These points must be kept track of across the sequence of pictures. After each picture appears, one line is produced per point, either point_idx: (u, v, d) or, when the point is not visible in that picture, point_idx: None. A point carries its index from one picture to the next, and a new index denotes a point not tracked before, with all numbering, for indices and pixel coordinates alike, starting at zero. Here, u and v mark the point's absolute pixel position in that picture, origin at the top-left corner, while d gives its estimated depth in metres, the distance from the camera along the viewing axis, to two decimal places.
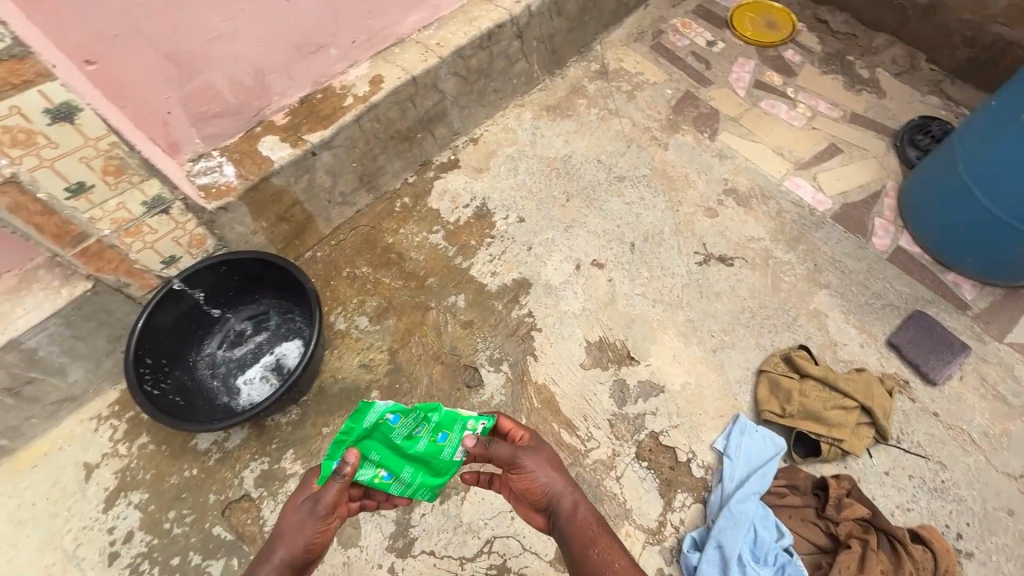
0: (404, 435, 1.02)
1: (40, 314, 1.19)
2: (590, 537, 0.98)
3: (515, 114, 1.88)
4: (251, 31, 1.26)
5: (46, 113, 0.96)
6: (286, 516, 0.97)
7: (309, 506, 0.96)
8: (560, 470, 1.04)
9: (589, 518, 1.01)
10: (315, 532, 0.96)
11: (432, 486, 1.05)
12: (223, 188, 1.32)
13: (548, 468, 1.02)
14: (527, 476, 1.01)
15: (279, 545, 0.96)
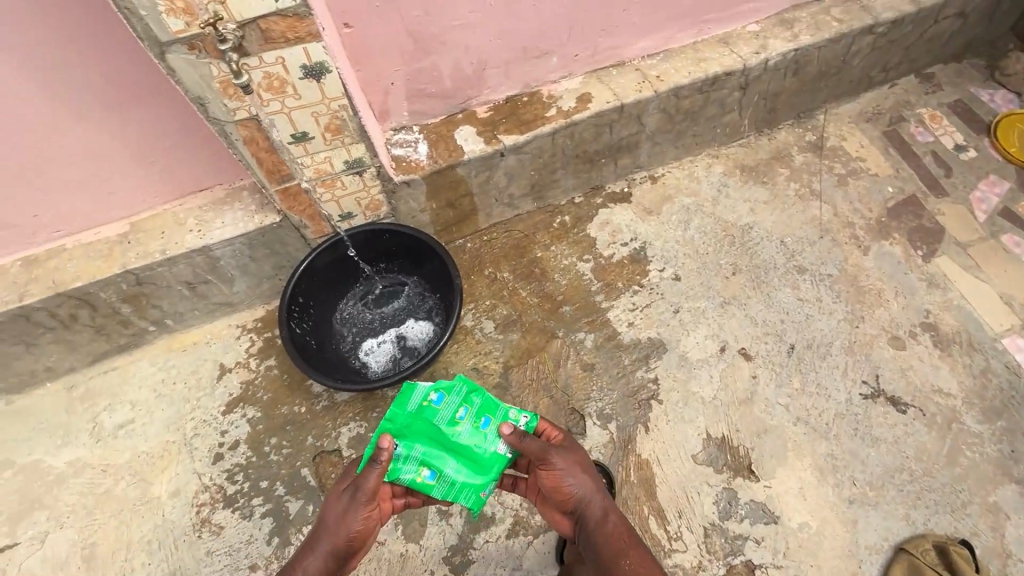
0: (446, 421, 1.08)
1: (232, 231, 1.32)
2: (618, 544, 0.99)
3: (705, 164, 1.75)
4: (489, 27, 1.27)
5: (302, 70, 1.01)
6: (333, 504, 1.04)
7: (352, 499, 1.01)
8: (589, 474, 1.06)
9: (618, 530, 1.01)
10: (357, 520, 1.01)
11: (475, 490, 1.05)
12: (413, 165, 1.37)
13: (576, 471, 1.05)
14: (556, 477, 1.04)
15: (326, 529, 1.02)
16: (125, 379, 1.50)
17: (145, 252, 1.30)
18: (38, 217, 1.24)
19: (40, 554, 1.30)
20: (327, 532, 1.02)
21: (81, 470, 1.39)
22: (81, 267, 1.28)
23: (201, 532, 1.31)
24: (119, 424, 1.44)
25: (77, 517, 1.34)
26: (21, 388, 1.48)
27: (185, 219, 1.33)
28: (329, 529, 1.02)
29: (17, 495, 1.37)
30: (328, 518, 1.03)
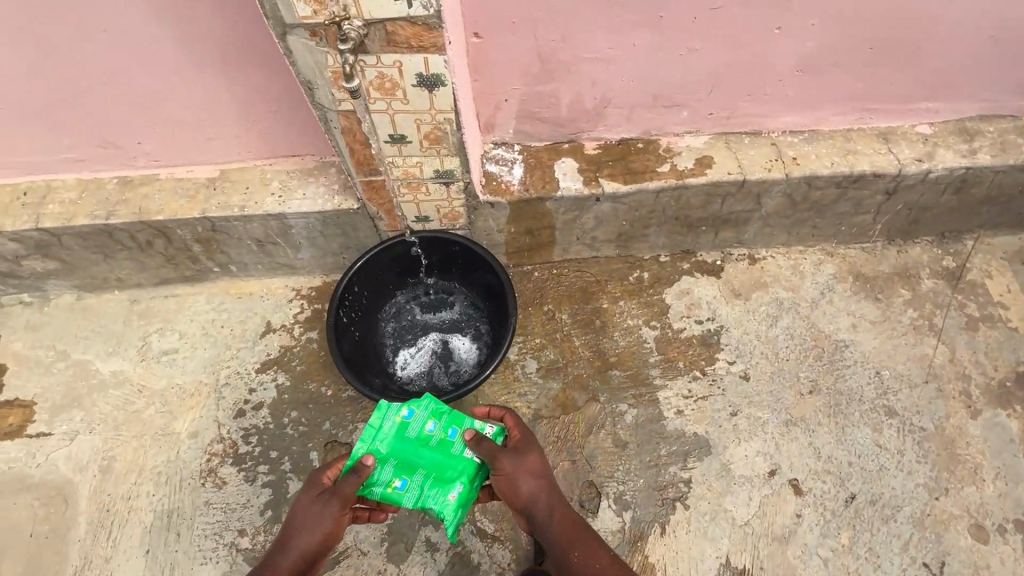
0: (416, 434, 1.13)
1: (310, 206, 1.30)
2: (572, 541, 1.06)
3: (815, 259, 1.56)
4: (626, 67, 1.15)
5: (417, 78, 0.95)
6: (306, 505, 1.05)
7: (330, 505, 1.04)
8: (540, 474, 1.11)
9: (571, 526, 1.08)
10: (332, 524, 1.04)
11: (447, 497, 1.07)
12: (502, 187, 1.30)
13: (529, 474, 1.09)
14: (512, 480, 1.09)
15: (299, 534, 1.03)
16: (181, 309, 1.56)
17: (226, 203, 1.31)
18: (140, 145, 1.28)
19: (66, 451, 1.38)
20: (300, 534, 1.03)
21: (121, 383, 1.47)
22: (166, 201, 1.32)
23: (205, 481, 1.35)
24: (164, 351, 1.50)
25: (106, 427, 1.41)
26: (92, 289, 1.57)
27: (270, 181, 1.33)
28: (302, 531, 1.03)
29: (63, 388, 1.47)
30: (301, 520, 1.04)
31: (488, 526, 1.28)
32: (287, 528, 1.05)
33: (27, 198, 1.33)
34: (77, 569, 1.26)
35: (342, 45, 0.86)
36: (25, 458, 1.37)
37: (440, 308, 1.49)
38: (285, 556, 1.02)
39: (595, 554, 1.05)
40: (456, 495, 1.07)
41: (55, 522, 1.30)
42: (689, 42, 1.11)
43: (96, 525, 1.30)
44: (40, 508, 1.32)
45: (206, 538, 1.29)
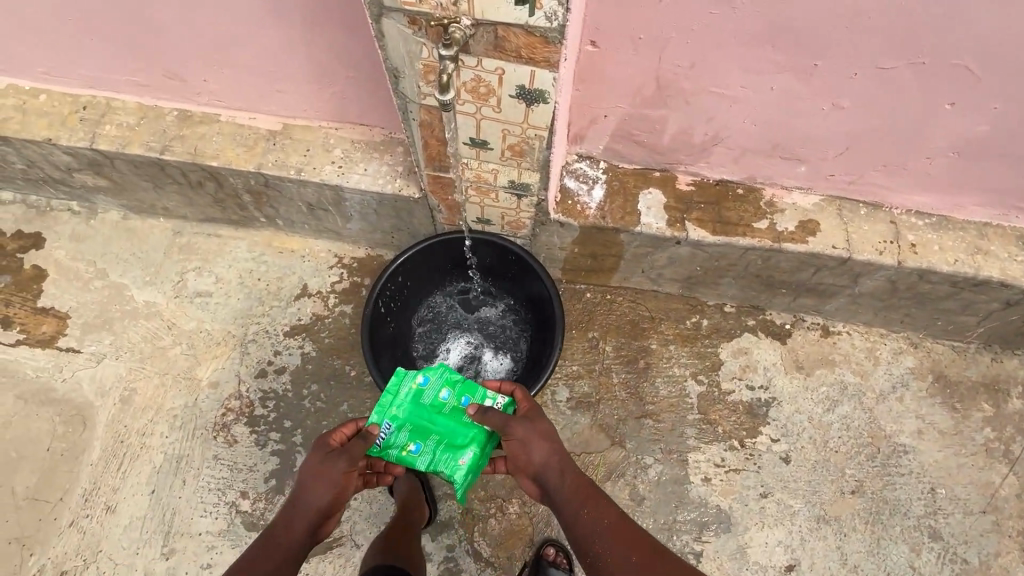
0: (431, 400, 1.08)
1: (369, 184, 1.21)
2: (580, 497, 0.91)
3: (895, 347, 1.41)
4: (754, 110, 0.99)
5: (517, 89, 0.82)
6: (313, 466, 0.91)
7: (339, 461, 0.91)
8: (552, 437, 0.99)
9: (581, 483, 0.93)
10: (343, 481, 0.90)
11: (457, 466, 1.04)
12: (577, 208, 1.17)
13: (538, 435, 0.99)
14: (521, 442, 0.98)
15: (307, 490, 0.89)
16: (222, 252, 1.52)
17: (283, 163, 1.23)
18: (206, 83, 1.19)
19: (92, 373, 1.39)
20: (310, 496, 0.88)
21: (153, 316, 1.46)
22: (223, 147, 1.24)
23: (217, 434, 1.35)
24: (198, 292, 1.48)
25: (132, 357, 1.41)
26: (138, 212, 1.54)
27: (332, 148, 1.24)
28: (312, 492, 0.88)
29: (97, 308, 1.47)
30: (310, 481, 0.89)
31: (485, 548, 1.25)
32: (291, 495, 0.89)
33: (85, 112, 1.27)
34: (86, 492, 1.29)
35: (444, 50, 0.74)
36: (52, 370, 1.39)
37: (480, 312, 1.41)
38: (293, 525, 0.86)
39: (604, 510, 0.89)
40: (467, 464, 1.04)
41: (72, 441, 1.33)
42: (838, 98, 0.93)
43: (109, 454, 1.32)
44: (60, 424, 1.34)
45: (210, 491, 1.30)
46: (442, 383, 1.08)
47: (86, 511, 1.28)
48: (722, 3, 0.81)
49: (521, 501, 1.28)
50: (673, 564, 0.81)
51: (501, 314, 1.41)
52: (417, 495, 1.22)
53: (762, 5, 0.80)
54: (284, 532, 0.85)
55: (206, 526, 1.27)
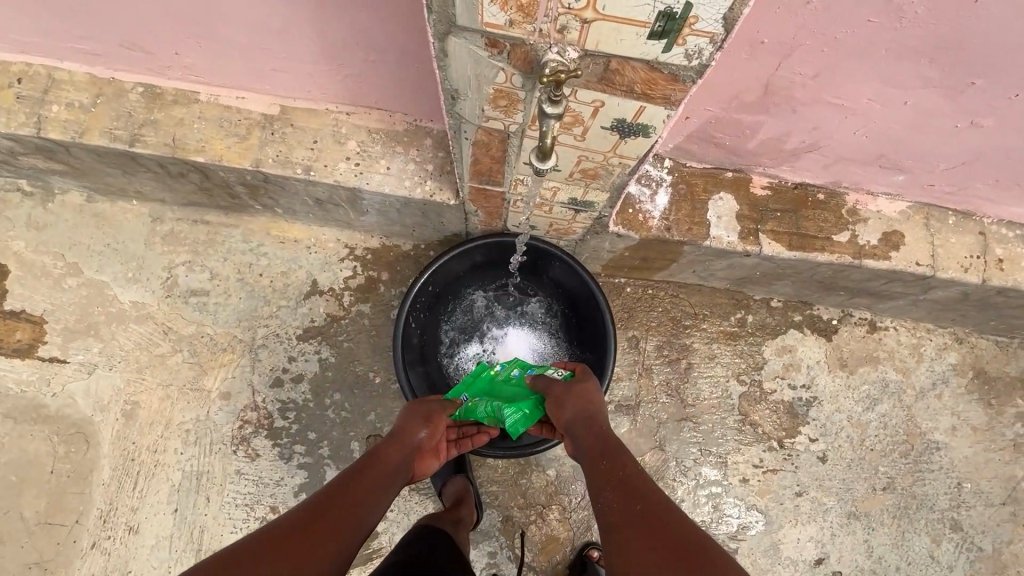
0: (501, 378, 1.10)
1: (394, 187, 1.02)
2: (602, 451, 0.87)
3: (939, 343, 1.37)
4: (872, 122, 0.83)
5: (614, 122, 0.64)
6: (411, 412, 1.01)
7: (433, 405, 1.03)
8: (592, 399, 0.98)
9: (606, 437, 0.90)
10: (435, 422, 1.00)
11: (513, 403, 1.03)
12: (638, 218, 1.02)
13: (576, 395, 0.98)
14: (559, 400, 0.98)
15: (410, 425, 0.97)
16: (214, 242, 1.33)
17: (287, 159, 1.01)
18: (179, 57, 0.94)
19: (85, 386, 1.26)
20: (409, 433, 0.96)
21: (144, 319, 1.29)
22: (208, 136, 1.01)
23: (237, 449, 1.26)
24: (193, 290, 1.31)
25: (128, 367, 1.27)
26: (106, 194, 1.30)
27: (345, 139, 1.02)
28: (411, 427, 0.97)
29: (76, 310, 1.28)
30: (409, 420, 0.98)
31: (525, 554, 1.25)
32: (390, 434, 0.96)
33: (22, 86, 1.00)
34: (103, 513, 1.22)
35: (548, 106, 0.56)
36: (39, 383, 1.25)
37: (517, 306, 1.28)
38: (393, 452, 0.91)
39: (624, 464, 0.83)
40: (523, 405, 1.03)
41: (77, 462, 1.23)
42: (979, 118, 0.79)
43: (121, 473, 1.23)
44: (60, 444, 1.23)
45: (237, 508, 1.24)
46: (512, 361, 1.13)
47: (107, 533, 1.21)
48: (887, 10, 0.63)
49: (561, 507, 1.28)
50: (679, 519, 0.72)
51: (541, 306, 1.27)
52: (469, 498, 1.17)
53: (936, 15, 0.63)
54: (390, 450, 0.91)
55: None
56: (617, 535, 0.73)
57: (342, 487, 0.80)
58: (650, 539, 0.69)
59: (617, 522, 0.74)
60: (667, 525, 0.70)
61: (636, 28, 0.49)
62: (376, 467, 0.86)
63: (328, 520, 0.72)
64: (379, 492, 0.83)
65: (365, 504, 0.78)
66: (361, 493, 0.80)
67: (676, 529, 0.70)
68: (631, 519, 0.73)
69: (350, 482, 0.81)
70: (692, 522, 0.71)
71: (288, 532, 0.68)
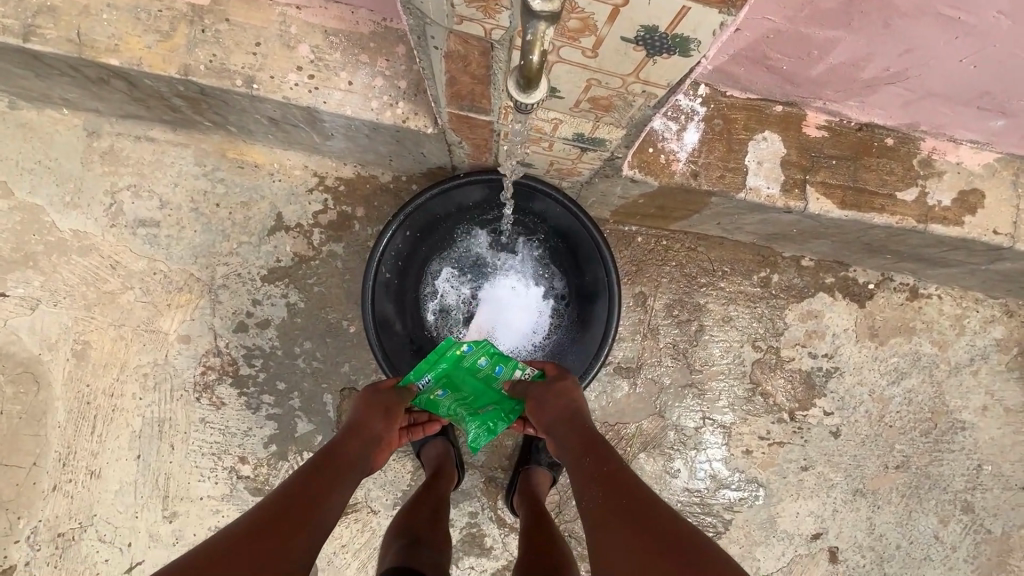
0: (467, 366, 0.89)
1: (358, 109, 0.82)
2: (584, 446, 0.78)
3: (987, 315, 1.21)
4: (988, 46, 0.62)
5: (639, 33, 0.44)
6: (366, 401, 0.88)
7: (393, 394, 0.89)
8: (575, 394, 0.87)
9: (589, 432, 0.80)
10: (396, 415, 0.88)
11: (476, 416, 0.93)
12: (660, 159, 0.82)
13: (558, 390, 0.86)
14: (541, 396, 0.86)
15: (366, 419, 0.85)
16: (161, 164, 1.14)
17: (223, 66, 0.80)
18: None
19: (29, 322, 1.14)
20: (367, 426, 0.84)
21: (87, 251, 1.14)
22: (122, 32, 0.79)
23: (201, 396, 1.16)
24: (141, 220, 1.15)
25: (75, 304, 1.14)
26: (28, 100, 1.09)
27: (296, 43, 0.81)
28: (369, 421, 0.85)
29: (9, 237, 1.13)
30: (367, 411, 0.86)
31: (508, 515, 1.19)
32: (344, 429, 0.83)
33: None
34: (62, 457, 1.15)
35: (539, 6, 0.34)
36: None
37: (511, 252, 1.08)
38: (350, 449, 0.80)
39: (607, 460, 0.74)
40: (487, 420, 0.93)
41: (28, 403, 1.14)
42: None
43: (77, 416, 1.15)
44: (7, 384, 1.13)
45: (204, 456, 1.16)
46: (480, 351, 0.88)
47: (68, 476, 1.15)
48: None
49: None
50: (671, 516, 0.65)
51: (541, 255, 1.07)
52: (449, 462, 1.09)
53: None
54: (346, 450, 0.79)
55: (206, 490, 1.16)
56: (606, 537, 0.64)
57: (291, 494, 0.67)
58: (645, 542, 0.61)
59: (605, 525, 0.66)
60: (659, 526, 0.63)
61: None
62: (330, 468, 0.74)
63: (280, 535, 0.60)
64: (336, 494, 0.71)
65: (324, 510, 0.67)
66: (316, 496, 0.68)
67: (670, 530, 0.63)
68: (623, 522, 0.65)
69: (302, 486, 0.69)
70: (680, 516, 0.65)
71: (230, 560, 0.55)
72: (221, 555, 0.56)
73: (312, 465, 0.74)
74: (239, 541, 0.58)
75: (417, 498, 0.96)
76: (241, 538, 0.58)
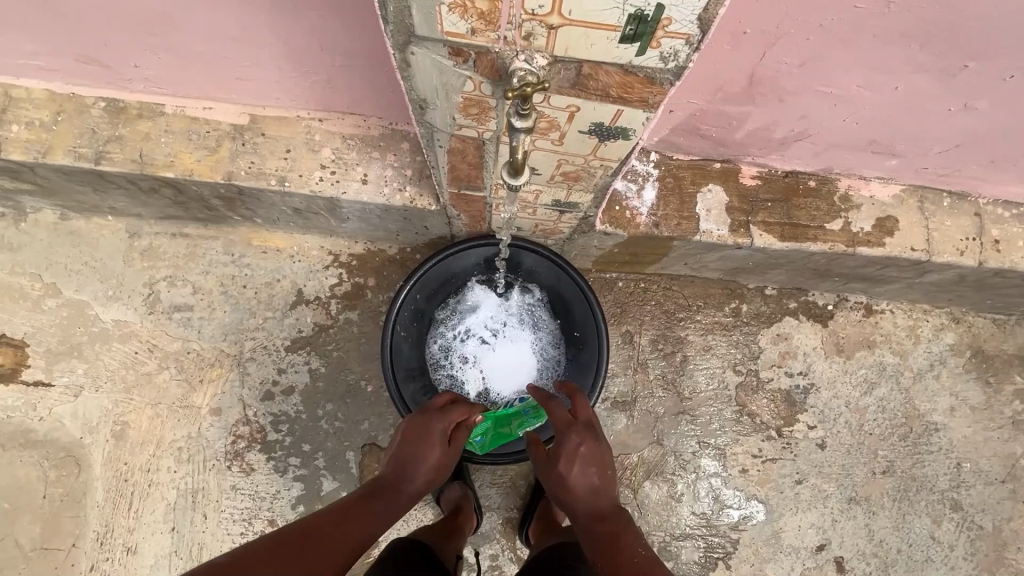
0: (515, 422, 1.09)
1: (373, 195, 0.98)
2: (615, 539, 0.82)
3: (937, 323, 1.36)
4: (861, 109, 0.79)
5: (591, 127, 0.61)
6: (413, 426, 0.97)
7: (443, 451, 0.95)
8: (597, 471, 0.93)
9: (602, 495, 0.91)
10: (438, 470, 0.95)
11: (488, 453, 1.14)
12: (626, 215, 0.99)
13: (568, 465, 0.92)
14: (559, 477, 0.92)
15: (417, 469, 0.92)
16: (194, 255, 1.29)
17: (260, 171, 0.98)
18: (138, 69, 0.90)
19: (72, 409, 1.23)
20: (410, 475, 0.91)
21: (127, 338, 1.26)
22: (177, 150, 0.97)
23: (232, 464, 1.24)
24: (176, 306, 1.28)
25: (115, 388, 1.25)
26: (79, 210, 1.26)
27: (320, 147, 0.99)
28: (417, 466, 0.92)
29: (58, 331, 1.25)
30: (417, 454, 0.93)
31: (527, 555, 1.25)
32: (395, 468, 0.92)
33: None
34: (100, 536, 1.20)
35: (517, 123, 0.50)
36: (25, 407, 1.22)
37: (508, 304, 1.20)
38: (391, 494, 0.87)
39: (636, 556, 0.77)
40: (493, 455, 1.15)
41: (69, 485, 1.21)
42: (973, 101, 0.75)
43: (115, 495, 1.22)
44: (50, 469, 1.21)
45: (236, 523, 1.23)
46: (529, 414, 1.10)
47: (105, 554, 1.20)
48: None
49: None
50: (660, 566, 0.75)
51: (533, 304, 1.20)
52: (467, 504, 1.18)
53: None
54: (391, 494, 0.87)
55: None
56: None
57: (325, 521, 0.75)
58: None
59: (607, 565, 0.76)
60: None
61: (606, 32, 0.45)
62: (364, 503, 0.83)
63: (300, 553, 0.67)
64: (364, 528, 0.77)
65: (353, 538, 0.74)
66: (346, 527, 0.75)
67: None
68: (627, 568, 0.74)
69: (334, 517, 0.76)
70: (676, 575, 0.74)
71: (255, 558, 0.63)
72: (255, 552, 0.64)
73: (359, 496, 0.84)
74: (268, 548, 0.66)
75: (430, 527, 1.07)
76: (271, 547, 0.66)
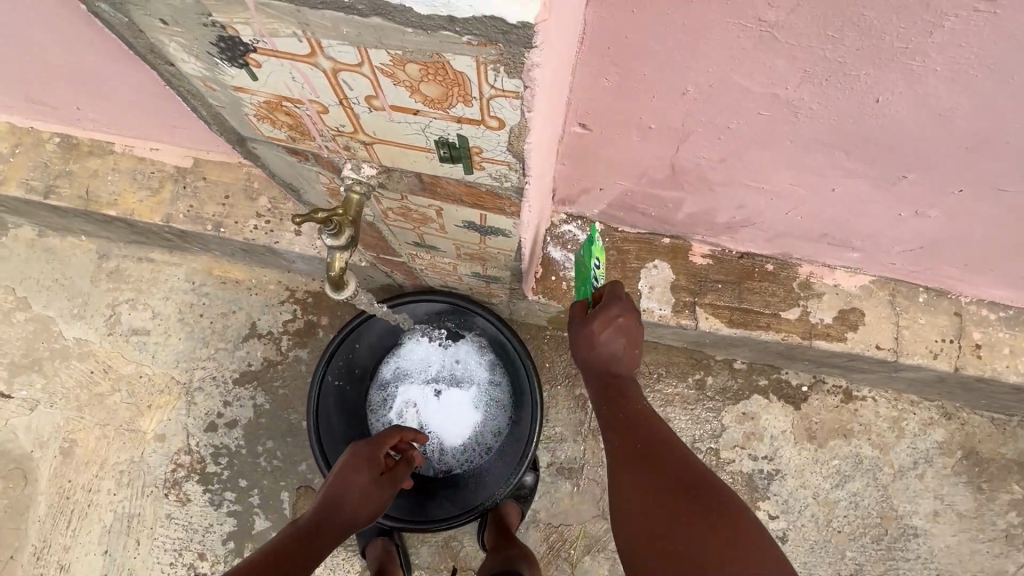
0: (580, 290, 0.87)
1: (305, 246, 0.97)
2: (618, 398, 0.76)
3: (925, 417, 1.23)
4: (801, 205, 0.72)
5: (465, 223, 0.57)
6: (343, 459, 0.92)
7: (375, 477, 0.90)
8: (626, 343, 0.76)
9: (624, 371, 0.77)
10: (374, 497, 0.89)
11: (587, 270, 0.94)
12: (561, 286, 0.94)
13: (600, 330, 0.76)
14: (586, 337, 0.76)
15: (348, 499, 0.87)
16: (157, 280, 1.32)
17: (198, 215, 0.98)
18: (83, 111, 0.92)
19: (27, 422, 1.27)
20: (342, 505, 0.86)
21: (86, 356, 1.29)
22: (121, 189, 0.99)
23: (169, 492, 1.25)
24: (135, 329, 1.30)
25: (68, 405, 1.28)
26: (54, 230, 1.30)
27: (257, 195, 0.98)
28: (347, 496, 0.87)
29: (23, 345, 1.29)
30: (347, 482, 0.88)
31: None
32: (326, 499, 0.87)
33: None
34: (37, 550, 1.23)
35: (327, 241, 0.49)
36: None
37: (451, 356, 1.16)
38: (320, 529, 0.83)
39: (653, 436, 0.69)
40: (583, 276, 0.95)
41: (15, 497, 1.24)
42: (923, 207, 0.68)
43: (56, 511, 1.24)
44: None
45: (167, 552, 1.23)
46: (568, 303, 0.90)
47: (39, 570, 1.22)
48: (777, 105, 0.55)
49: None
50: (681, 452, 0.66)
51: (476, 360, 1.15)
52: (393, 560, 1.13)
53: (835, 111, 0.55)
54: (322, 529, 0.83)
55: None
56: (626, 474, 0.66)
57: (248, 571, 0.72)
58: (654, 480, 0.63)
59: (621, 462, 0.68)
60: (677, 484, 0.62)
61: (422, 153, 0.42)
62: (290, 550, 0.79)
63: None
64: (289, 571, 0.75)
65: None
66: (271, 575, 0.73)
67: (690, 469, 0.63)
68: (637, 458, 0.66)
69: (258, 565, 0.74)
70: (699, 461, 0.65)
71: None
72: None
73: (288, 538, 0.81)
74: None
75: None
76: None
